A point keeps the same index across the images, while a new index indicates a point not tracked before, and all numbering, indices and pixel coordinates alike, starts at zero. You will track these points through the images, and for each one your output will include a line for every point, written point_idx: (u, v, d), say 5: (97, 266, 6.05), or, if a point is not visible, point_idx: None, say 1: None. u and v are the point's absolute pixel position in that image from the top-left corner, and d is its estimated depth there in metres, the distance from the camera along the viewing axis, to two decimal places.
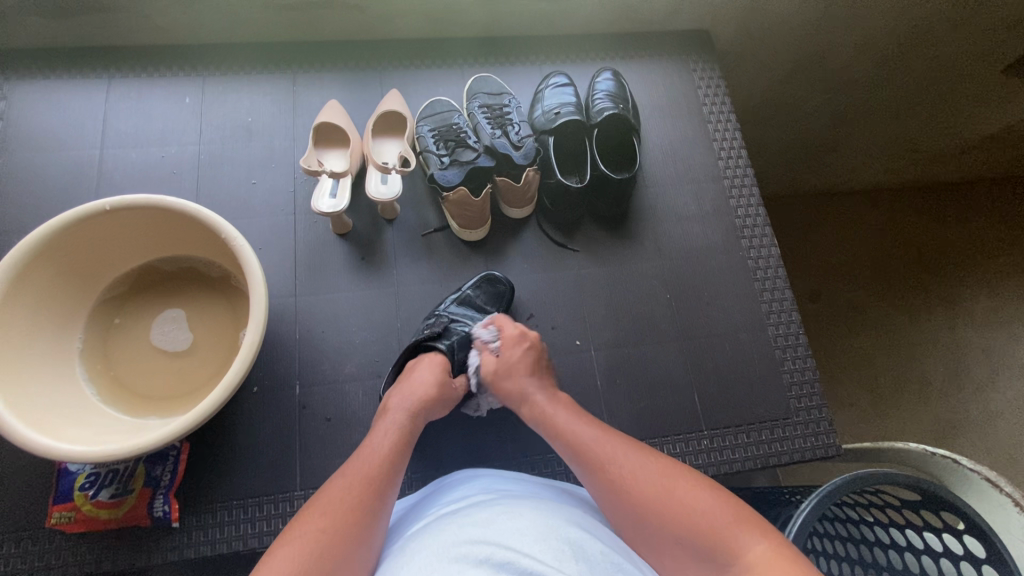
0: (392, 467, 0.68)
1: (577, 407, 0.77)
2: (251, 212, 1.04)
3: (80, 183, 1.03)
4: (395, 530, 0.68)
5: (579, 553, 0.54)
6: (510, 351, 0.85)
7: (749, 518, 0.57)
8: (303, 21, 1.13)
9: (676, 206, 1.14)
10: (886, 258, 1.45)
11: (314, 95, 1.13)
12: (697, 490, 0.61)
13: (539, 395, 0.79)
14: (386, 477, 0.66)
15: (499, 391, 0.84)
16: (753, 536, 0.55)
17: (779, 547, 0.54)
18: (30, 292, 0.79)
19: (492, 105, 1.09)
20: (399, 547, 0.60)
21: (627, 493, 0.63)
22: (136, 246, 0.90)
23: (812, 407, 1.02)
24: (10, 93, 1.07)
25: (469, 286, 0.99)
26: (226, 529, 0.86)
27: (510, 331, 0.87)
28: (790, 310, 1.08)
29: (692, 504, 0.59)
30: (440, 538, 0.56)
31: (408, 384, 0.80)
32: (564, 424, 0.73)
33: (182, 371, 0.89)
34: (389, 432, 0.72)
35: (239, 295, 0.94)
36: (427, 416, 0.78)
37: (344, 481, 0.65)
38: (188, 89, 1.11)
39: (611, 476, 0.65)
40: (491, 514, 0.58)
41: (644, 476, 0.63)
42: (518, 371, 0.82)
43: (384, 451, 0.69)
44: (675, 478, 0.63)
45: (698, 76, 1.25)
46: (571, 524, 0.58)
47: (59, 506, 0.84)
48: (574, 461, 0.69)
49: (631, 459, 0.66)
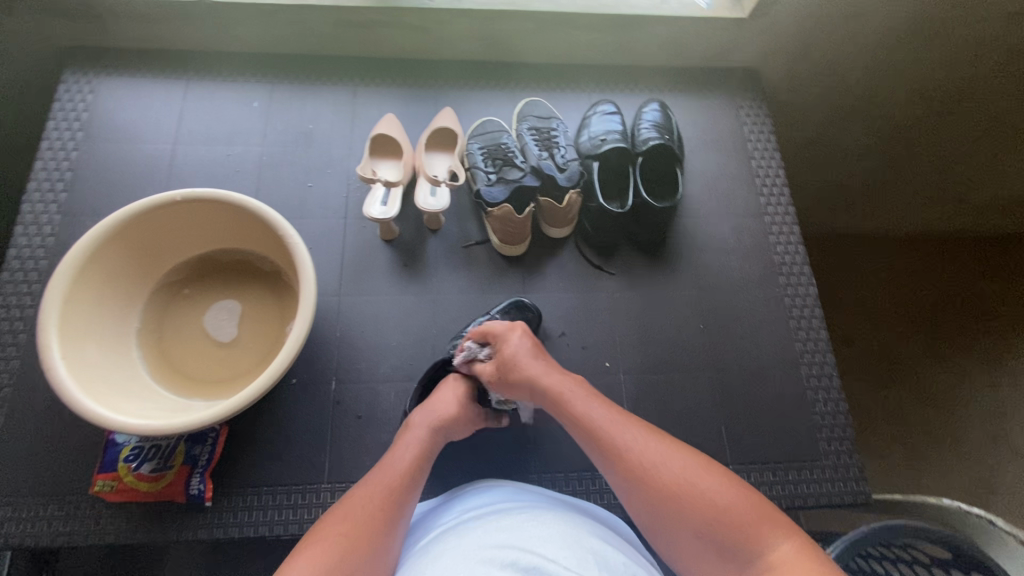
0: (413, 480, 0.70)
1: (592, 390, 0.77)
2: (305, 212, 1.10)
3: (151, 175, 1.11)
4: (416, 535, 0.70)
5: (600, 562, 0.55)
6: (506, 346, 0.82)
7: (775, 518, 0.59)
8: (369, 38, 1.20)
9: (715, 238, 1.15)
10: (927, 308, 1.42)
11: (372, 107, 1.20)
12: (718, 484, 0.63)
13: (546, 376, 0.78)
14: (406, 490, 0.68)
15: (508, 387, 0.82)
16: (778, 535, 0.57)
17: (800, 542, 0.56)
18: (101, 271, 0.86)
19: (541, 128, 1.14)
20: (423, 547, 0.62)
21: (648, 482, 0.65)
22: (199, 237, 0.96)
23: (842, 451, 1.00)
24: (99, 88, 1.16)
25: (499, 311, 1.01)
26: (255, 513, 0.89)
27: (495, 329, 0.84)
28: (824, 350, 1.07)
29: (715, 499, 0.61)
30: (463, 543, 0.57)
31: (431, 403, 0.83)
32: (579, 408, 0.74)
33: (229, 358, 0.94)
34: (411, 448, 0.75)
35: (287, 290, 0.99)
36: (449, 436, 0.81)
37: (367, 491, 0.67)
38: (257, 95, 1.18)
39: (633, 465, 0.66)
40: (512, 520, 0.60)
41: (665, 465, 0.65)
42: (518, 362, 0.80)
43: (404, 465, 0.72)
44: (696, 468, 0.64)
45: (744, 111, 1.27)
46: (591, 534, 0.59)
47: (103, 475, 0.88)
48: (594, 446, 0.70)
49: (652, 448, 0.67)
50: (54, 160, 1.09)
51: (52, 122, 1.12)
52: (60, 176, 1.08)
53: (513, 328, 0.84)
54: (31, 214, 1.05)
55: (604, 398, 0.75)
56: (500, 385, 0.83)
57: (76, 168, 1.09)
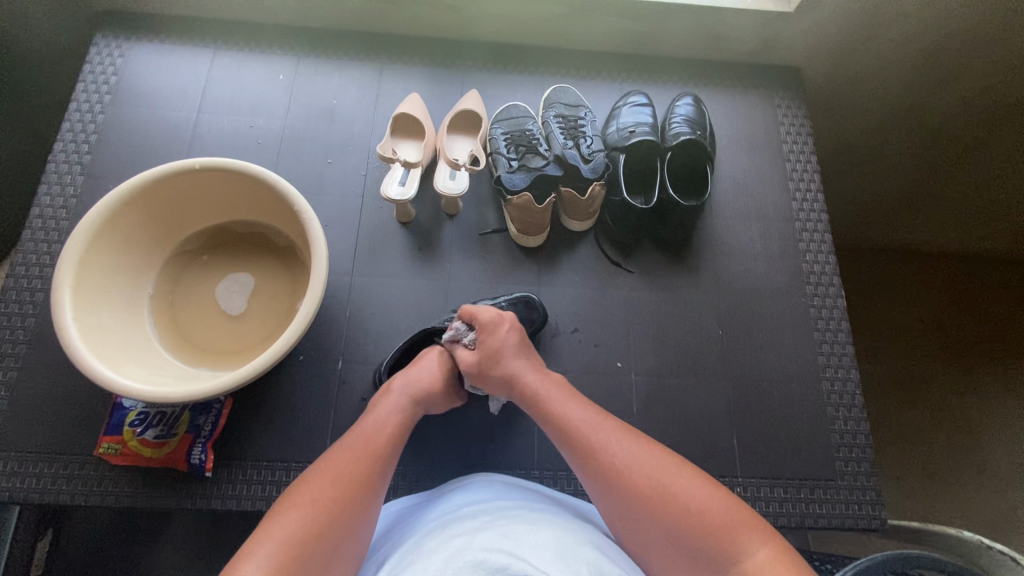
0: (390, 445, 0.69)
1: (569, 389, 0.75)
2: (323, 189, 1.08)
3: (174, 142, 1.11)
4: (402, 530, 0.67)
5: (595, 569, 0.53)
6: (492, 336, 0.81)
7: (751, 523, 0.57)
8: (398, 14, 1.17)
9: (741, 241, 1.10)
10: (961, 331, 1.35)
11: (398, 86, 1.17)
12: (695, 486, 0.60)
13: (527, 371, 0.78)
14: (383, 455, 0.67)
15: (487, 380, 0.80)
16: (754, 541, 0.56)
17: (778, 550, 0.55)
18: (118, 235, 0.86)
19: (568, 116, 1.10)
20: (415, 541, 0.60)
21: (622, 483, 0.62)
22: (215, 207, 0.95)
23: (860, 472, 0.96)
24: (128, 51, 1.16)
25: (504, 300, 0.97)
26: (254, 487, 0.89)
27: (485, 316, 0.82)
28: (849, 366, 1.02)
29: (689, 502, 0.59)
30: (451, 544, 0.55)
31: (412, 371, 0.80)
32: (556, 405, 0.72)
33: (238, 331, 0.94)
34: (390, 412, 0.74)
35: (300, 267, 0.98)
36: (426, 406, 0.79)
37: (343, 453, 0.66)
38: (283, 67, 1.17)
39: (606, 465, 0.64)
40: (502, 521, 0.57)
41: (641, 465, 0.63)
42: (501, 356, 0.80)
43: (382, 429, 0.70)
44: (672, 469, 0.62)
45: (782, 111, 1.21)
46: (590, 546, 0.56)
47: (109, 437, 0.89)
48: (565, 445, 0.69)
49: (629, 448, 0.65)
50: (80, 122, 1.10)
51: (81, 84, 1.12)
52: (85, 138, 1.09)
53: (503, 319, 0.83)
54: (55, 173, 1.06)
55: (581, 397, 0.74)
56: (477, 380, 0.81)
57: (101, 131, 1.10)
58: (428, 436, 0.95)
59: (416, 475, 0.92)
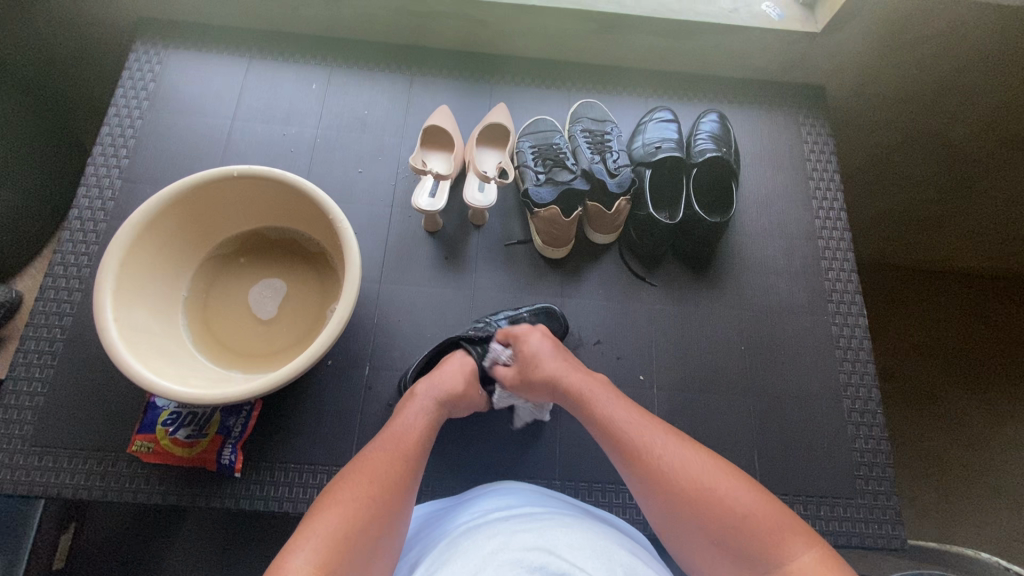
0: (417, 445, 0.70)
1: (613, 388, 0.77)
2: (353, 197, 1.11)
3: (208, 148, 1.13)
4: (428, 535, 0.69)
5: (627, 567, 0.54)
6: (528, 342, 0.84)
7: (796, 527, 0.58)
8: (429, 28, 1.20)
9: (764, 257, 1.11)
10: (981, 352, 1.35)
11: (427, 98, 1.20)
12: (740, 489, 0.62)
13: (568, 371, 0.79)
14: (410, 455, 0.69)
15: (526, 386, 0.83)
16: (800, 545, 0.56)
17: (823, 555, 0.56)
18: (157, 239, 0.88)
19: (594, 131, 1.12)
20: (448, 542, 0.61)
21: (667, 484, 0.63)
22: (250, 213, 0.97)
23: (880, 491, 0.96)
24: (166, 59, 1.19)
25: (526, 310, 0.99)
26: (281, 489, 0.91)
27: (518, 330, 0.87)
28: (870, 385, 1.02)
29: (735, 505, 0.60)
30: (486, 544, 0.56)
31: (437, 373, 0.82)
32: (601, 404, 0.74)
33: (269, 334, 0.96)
34: (416, 413, 0.75)
35: (329, 273, 1.00)
36: (450, 410, 0.80)
37: (374, 453, 0.67)
38: (316, 77, 1.20)
39: (652, 466, 0.65)
40: (534, 524, 0.59)
41: (685, 467, 0.64)
42: (540, 359, 0.82)
43: (410, 430, 0.72)
44: (715, 471, 0.64)
45: (806, 129, 1.23)
46: (621, 548, 0.58)
47: (142, 435, 0.91)
48: (611, 443, 0.70)
49: (673, 449, 0.66)
50: (119, 126, 1.13)
51: (121, 89, 1.15)
52: (124, 142, 1.12)
53: (537, 328, 0.86)
54: (93, 176, 1.09)
55: (625, 397, 0.76)
56: (517, 385, 0.84)
57: (139, 135, 1.13)
58: (452, 443, 0.97)
59: (440, 481, 0.94)
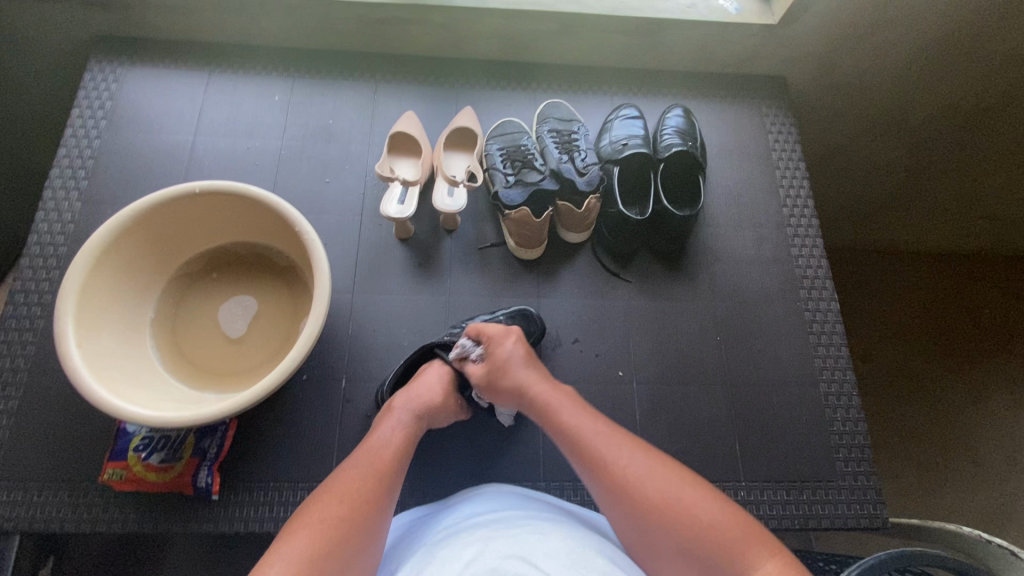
0: (394, 465, 0.69)
1: (578, 400, 0.76)
2: (322, 208, 1.09)
3: (171, 166, 1.11)
4: (404, 547, 0.67)
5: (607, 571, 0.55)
6: (499, 347, 0.83)
7: (761, 538, 0.58)
8: (391, 35, 1.19)
9: (736, 248, 1.12)
10: (952, 329, 1.37)
11: (393, 105, 1.19)
12: (704, 500, 0.61)
13: (537, 382, 0.79)
14: (388, 476, 0.67)
15: (497, 393, 0.81)
16: (762, 555, 0.56)
17: (786, 565, 0.55)
18: (119, 260, 0.86)
19: (561, 131, 1.12)
20: (427, 549, 0.61)
21: (632, 495, 0.63)
22: (214, 229, 0.95)
23: (860, 472, 0.97)
24: (123, 76, 1.17)
25: (503, 313, 0.99)
26: (261, 509, 0.89)
27: (492, 329, 0.85)
28: (845, 367, 1.04)
29: (700, 517, 0.60)
30: (463, 553, 0.56)
31: (415, 387, 0.81)
32: (568, 416, 0.73)
33: (241, 352, 0.94)
34: (393, 430, 0.74)
35: (301, 286, 0.98)
36: (429, 420, 0.80)
37: (349, 476, 0.66)
38: (279, 89, 1.18)
39: (617, 476, 0.65)
40: (512, 530, 0.59)
41: (649, 477, 0.64)
42: (512, 366, 0.81)
43: (387, 450, 0.70)
44: (679, 482, 0.63)
45: (770, 120, 1.25)
46: (600, 555, 0.57)
47: (113, 463, 0.87)
48: (578, 456, 0.70)
49: (637, 459, 0.66)
50: (77, 147, 1.10)
51: (77, 109, 1.12)
52: (82, 163, 1.09)
53: (509, 332, 0.84)
54: (52, 201, 1.06)
55: (592, 409, 0.75)
56: (488, 390, 0.82)
57: (98, 156, 1.10)
58: (434, 451, 0.96)
59: (423, 490, 0.93)
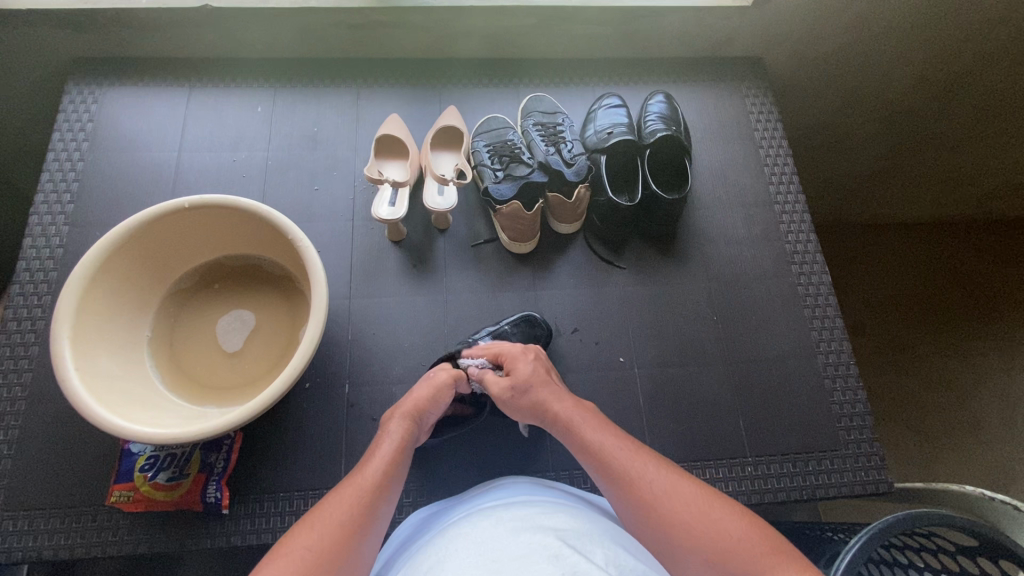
0: (388, 485, 0.68)
1: (602, 419, 0.75)
2: (313, 216, 1.09)
3: (158, 183, 1.11)
4: (409, 547, 0.68)
5: (611, 558, 0.57)
6: (521, 363, 0.83)
7: (789, 555, 0.55)
8: (370, 39, 1.19)
9: (726, 228, 1.14)
10: (942, 296, 1.39)
11: (377, 108, 1.19)
12: (733, 518, 0.60)
13: (560, 403, 0.78)
14: (380, 494, 0.66)
15: (518, 411, 0.81)
16: (788, 570, 0.53)
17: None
18: (112, 279, 0.85)
19: (546, 124, 1.13)
20: (438, 533, 0.64)
21: (660, 513, 0.62)
22: (205, 242, 0.95)
23: (863, 440, 0.99)
24: (102, 97, 1.16)
25: (507, 322, 0.99)
26: (273, 519, 0.89)
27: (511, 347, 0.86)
28: (841, 339, 1.05)
29: (729, 532, 0.58)
30: (475, 534, 0.60)
31: (418, 389, 0.82)
32: (590, 435, 0.72)
33: (241, 365, 0.93)
34: (389, 447, 0.72)
35: (297, 295, 0.98)
36: (426, 424, 0.81)
37: (343, 493, 0.65)
38: (261, 100, 1.18)
39: (644, 494, 0.64)
40: (519, 527, 0.60)
41: (676, 497, 0.63)
42: (534, 383, 0.81)
43: (380, 466, 0.69)
44: (707, 501, 0.62)
45: (750, 101, 1.26)
46: (605, 536, 0.61)
47: (119, 485, 0.87)
48: (600, 475, 0.69)
49: (662, 479, 0.65)
50: (60, 171, 1.09)
51: (57, 133, 1.11)
52: (66, 186, 1.08)
53: (526, 352, 0.85)
54: (39, 226, 1.05)
55: (615, 428, 0.74)
56: (507, 404, 0.82)
57: (83, 178, 1.09)
58: (443, 449, 0.96)
59: (434, 488, 0.93)
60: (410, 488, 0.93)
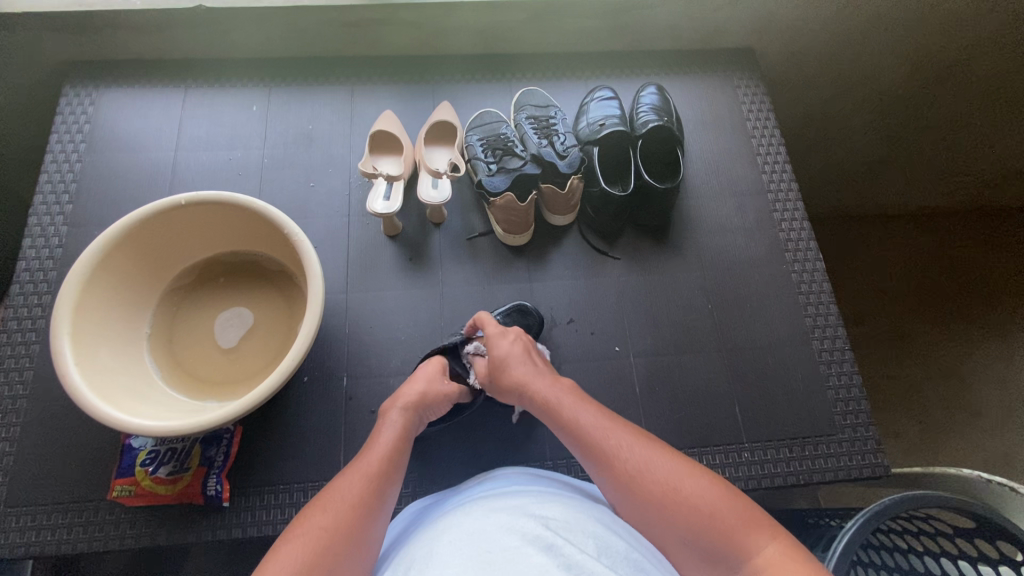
0: (392, 471, 0.68)
1: (581, 395, 0.76)
2: (309, 212, 1.10)
3: (154, 182, 1.12)
4: (400, 541, 0.68)
5: (603, 547, 0.58)
6: (497, 344, 0.84)
7: (765, 523, 0.57)
8: (364, 36, 1.20)
9: (720, 217, 1.14)
10: (939, 283, 1.39)
11: (371, 105, 1.20)
12: (707, 487, 0.61)
13: (538, 381, 0.78)
14: (388, 479, 0.67)
15: (500, 391, 0.83)
16: (764, 539, 0.55)
17: (788, 547, 0.54)
18: (111, 276, 0.86)
19: (539, 117, 1.13)
20: (432, 522, 0.65)
21: (635, 486, 0.63)
22: (202, 239, 0.96)
23: (858, 424, 0.99)
24: (100, 98, 1.17)
25: (499, 312, 1.00)
26: (272, 511, 0.90)
27: (491, 327, 0.86)
28: (835, 325, 1.06)
29: (702, 504, 0.59)
30: (467, 522, 0.60)
31: (410, 381, 0.83)
32: (568, 412, 0.73)
33: (239, 360, 0.94)
34: (390, 434, 0.73)
35: (293, 290, 0.99)
36: (425, 415, 0.81)
37: (348, 479, 0.65)
38: (256, 99, 1.19)
39: (619, 469, 0.65)
40: (508, 513, 0.60)
41: (653, 469, 0.64)
42: (512, 363, 0.81)
43: (383, 454, 0.70)
44: (684, 471, 0.63)
45: (742, 91, 1.27)
46: (598, 522, 0.62)
47: (121, 479, 0.88)
48: (579, 450, 0.70)
49: (640, 452, 0.66)
50: (58, 172, 1.10)
51: (55, 135, 1.13)
52: (64, 187, 1.09)
53: (508, 332, 0.85)
54: (37, 226, 1.06)
55: (593, 402, 0.75)
56: (492, 386, 0.84)
57: (80, 179, 1.10)
58: (440, 440, 0.96)
59: (433, 479, 0.94)
60: (408, 479, 0.94)
